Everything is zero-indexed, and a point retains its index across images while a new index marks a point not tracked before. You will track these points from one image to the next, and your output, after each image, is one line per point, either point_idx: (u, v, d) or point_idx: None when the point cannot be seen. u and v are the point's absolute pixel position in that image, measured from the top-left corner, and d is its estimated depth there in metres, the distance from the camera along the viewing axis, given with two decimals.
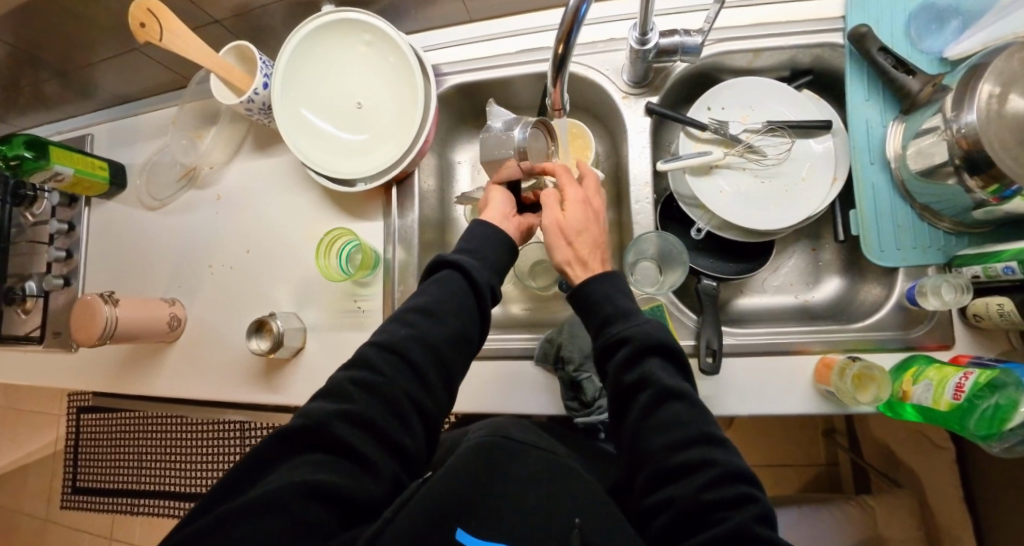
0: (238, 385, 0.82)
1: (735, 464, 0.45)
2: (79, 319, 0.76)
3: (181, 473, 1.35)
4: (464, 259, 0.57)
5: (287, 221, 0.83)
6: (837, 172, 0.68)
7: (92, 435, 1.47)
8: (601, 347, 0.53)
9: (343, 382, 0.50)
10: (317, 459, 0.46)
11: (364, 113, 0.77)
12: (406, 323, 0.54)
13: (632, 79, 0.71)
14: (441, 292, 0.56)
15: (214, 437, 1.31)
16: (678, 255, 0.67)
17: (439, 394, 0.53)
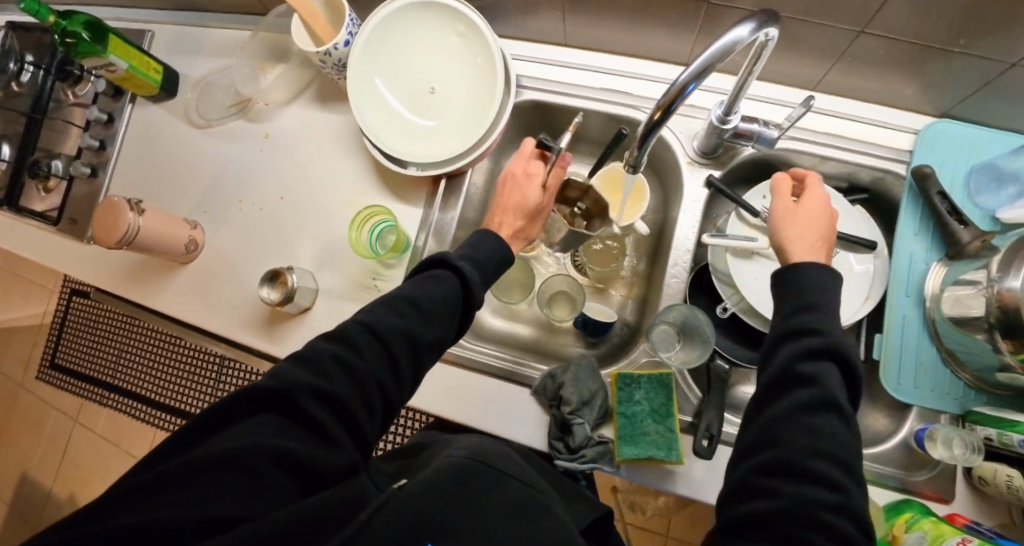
0: (239, 324, 0.83)
1: (859, 508, 0.40)
2: (99, 221, 0.77)
3: (149, 379, 1.39)
4: (466, 268, 0.59)
5: (327, 181, 0.82)
6: (870, 293, 0.69)
7: (76, 322, 1.52)
8: (778, 333, 0.49)
9: (327, 350, 0.49)
10: (277, 422, 0.44)
11: (434, 100, 0.77)
12: (396, 312, 0.54)
13: (701, 149, 0.73)
14: (433, 289, 0.56)
15: (190, 353, 1.35)
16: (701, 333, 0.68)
17: (404, 376, 0.53)
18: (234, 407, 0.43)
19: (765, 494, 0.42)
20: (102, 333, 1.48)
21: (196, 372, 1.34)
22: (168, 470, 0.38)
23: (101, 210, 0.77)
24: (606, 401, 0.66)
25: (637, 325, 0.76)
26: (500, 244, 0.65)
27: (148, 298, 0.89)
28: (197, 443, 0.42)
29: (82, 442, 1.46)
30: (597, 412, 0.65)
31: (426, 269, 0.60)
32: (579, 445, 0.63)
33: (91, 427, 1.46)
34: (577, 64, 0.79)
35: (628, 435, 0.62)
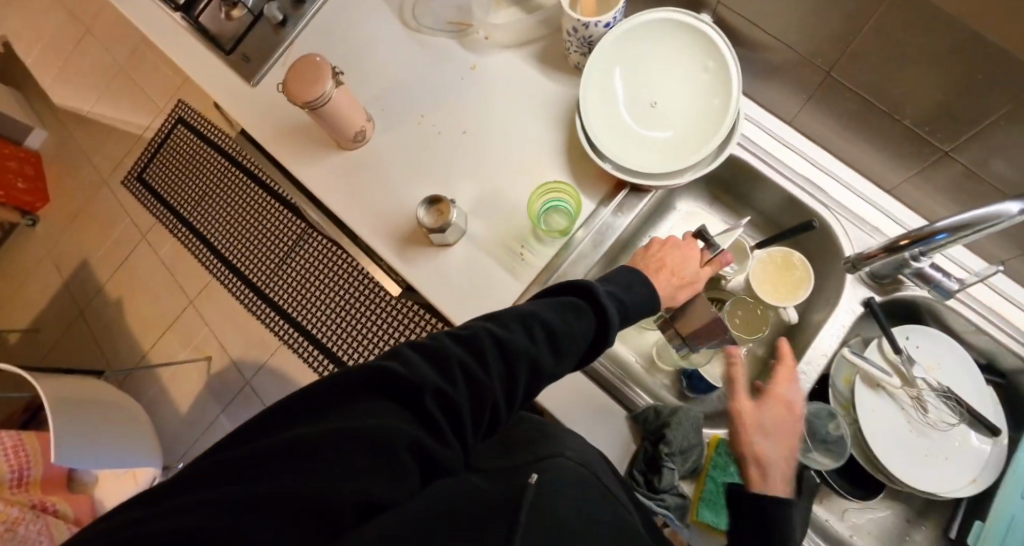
0: (377, 230, 0.85)
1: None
2: (296, 75, 0.78)
3: (238, 229, 1.70)
4: (609, 306, 0.58)
5: (514, 136, 0.83)
6: (978, 476, 0.71)
7: (177, 144, 1.84)
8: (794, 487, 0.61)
9: (453, 354, 0.47)
10: (393, 409, 0.42)
11: (651, 114, 0.77)
12: (530, 333, 0.52)
13: (874, 271, 0.73)
14: (570, 320, 0.55)
15: (281, 222, 1.65)
16: (830, 449, 0.67)
17: (518, 396, 0.50)
18: (354, 389, 0.42)
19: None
20: (208, 178, 1.78)
21: (281, 238, 1.64)
22: (286, 447, 0.37)
23: (301, 64, 0.78)
24: (699, 459, 0.67)
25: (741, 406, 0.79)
26: (650, 295, 0.64)
27: (300, 166, 0.92)
28: (312, 419, 0.40)
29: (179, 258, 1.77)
30: (689, 465, 0.67)
31: (559, 294, 0.58)
32: (661, 486, 0.64)
33: (156, 249, 1.80)
34: (790, 144, 0.82)
35: (711, 501, 0.65)
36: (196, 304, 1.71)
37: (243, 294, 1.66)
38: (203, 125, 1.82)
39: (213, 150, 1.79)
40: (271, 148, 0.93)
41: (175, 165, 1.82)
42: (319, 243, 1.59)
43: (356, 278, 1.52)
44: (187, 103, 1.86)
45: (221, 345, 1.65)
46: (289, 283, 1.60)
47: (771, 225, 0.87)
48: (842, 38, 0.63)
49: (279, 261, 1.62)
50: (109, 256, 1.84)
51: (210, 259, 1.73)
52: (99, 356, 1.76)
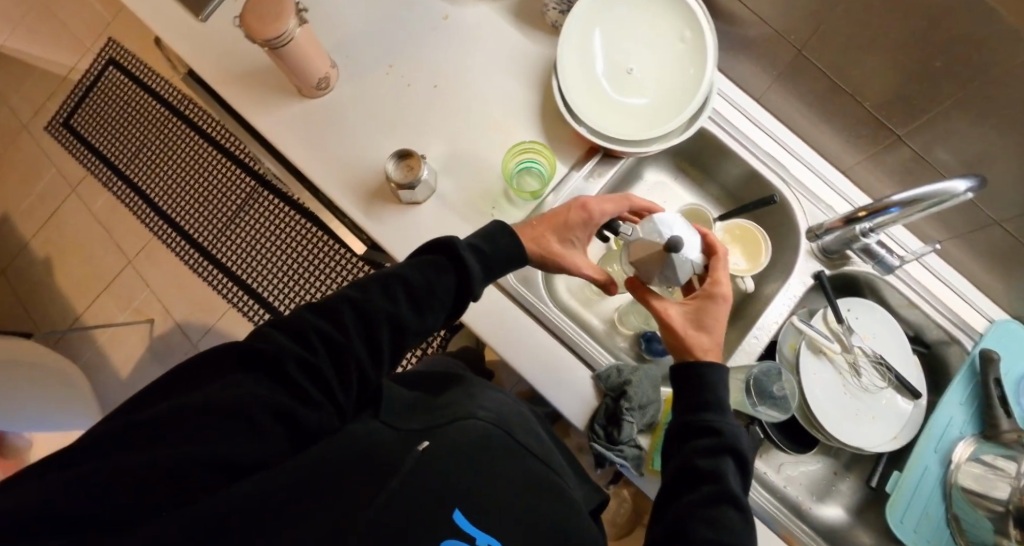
0: (340, 184, 0.82)
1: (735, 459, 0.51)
2: (253, 9, 0.73)
3: (181, 183, 1.59)
4: (468, 259, 0.59)
5: (487, 92, 0.81)
6: (898, 434, 0.78)
7: (110, 87, 1.69)
8: (679, 379, 0.58)
9: (309, 321, 0.51)
10: (257, 381, 0.45)
11: (626, 79, 0.77)
12: (389, 295, 0.56)
13: (824, 244, 0.77)
14: (430, 277, 0.58)
15: (229, 177, 1.56)
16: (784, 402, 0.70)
17: (383, 360, 0.54)
18: (218, 359, 0.45)
19: (705, 462, 0.51)
20: (145, 127, 1.64)
21: (229, 195, 1.55)
22: (153, 419, 0.38)
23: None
24: (656, 414, 0.69)
25: None
26: (516, 241, 0.62)
27: (258, 113, 0.88)
28: (183, 390, 0.43)
29: (115, 213, 1.65)
30: (647, 419, 0.68)
31: (425, 255, 0.60)
32: (622, 439, 0.65)
33: (88, 203, 1.66)
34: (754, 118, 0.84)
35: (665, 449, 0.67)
36: (136, 264, 1.61)
37: (186, 252, 1.56)
38: (141, 70, 1.68)
39: (154, 98, 1.65)
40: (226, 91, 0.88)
41: (110, 113, 1.67)
42: (272, 203, 1.51)
43: (310, 240, 1.46)
44: (121, 42, 1.70)
45: (166, 308, 1.57)
46: (237, 244, 1.52)
47: (733, 198, 0.90)
48: (813, 17, 0.65)
49: (227, 221, 1.53)
50: (34, 210, 1.69)
51: (148, 214, 1.61)
52: (25, 318, 1.63)
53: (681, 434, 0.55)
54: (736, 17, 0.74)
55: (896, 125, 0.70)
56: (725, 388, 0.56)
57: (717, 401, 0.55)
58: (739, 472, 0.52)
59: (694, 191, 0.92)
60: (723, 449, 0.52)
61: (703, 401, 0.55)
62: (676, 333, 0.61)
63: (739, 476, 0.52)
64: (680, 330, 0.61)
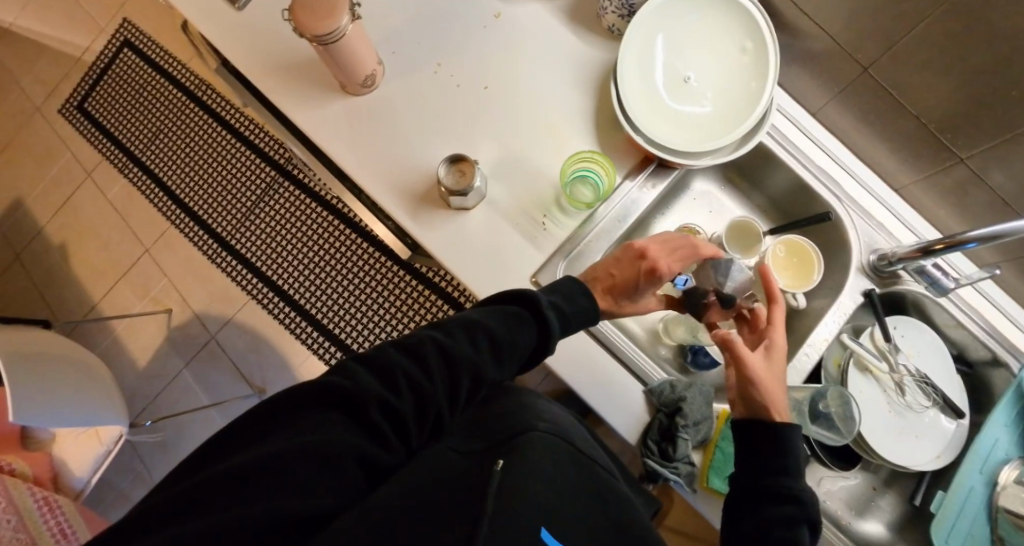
0: (387, 188, 0.80)
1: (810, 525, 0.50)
2: (304, 2, 0.70)
3: (200, 171, 1.56)
4: (549, 314, 0.58)
5: (539, 96, 0.80)
6: (942, 453, 0.78)
7: (127, 70, 1.65)
8: (758, 435, 0.56)
9: (396, 363, 0.48)
10: (335, 421, 0.43)
11: (684, 88, 0.76)
12: (473, 341, 0.54)
13: (876, 262, 0.77)
14: (511, 328, 0.56)
15: (250, 167, 1.54)
16: (843, 427, 0.69)
17: (460, 399, 0.51)
18: (293, 399, 0.43)
19: (783, 529, 0.50)
20: (163, 112, 1.61)
21: (250, 185, 1.53)
22: (227, 478, 0.36)
23: None
24: (708, 431, 0.68)
25: None
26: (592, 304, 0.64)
27: (301, 109, 0.85)
28: (256, 438, 0.41)
29: (131, 201, 1.62)
30: (699, 437, 0.67)
31: (502, 304, 0.59)
32: (679, 457, 0.65)
33: (103, 190, 1.63)
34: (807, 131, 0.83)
35: (720, 467, 0.66)
36: (152, 253, 1.58)
37: (206, 242, 1.54)
38: (159, 55, 1.64)
39: (172, 83, 1.62)
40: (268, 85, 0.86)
41: (127, 98, 1.64)
42: (295, 195, 1.49)
43: (334, 236, 1.45)
44: (137, 24, 1.66)
45: (184, 299, 1.55)
46: (258, 236, 1.50)
47: (779, 209, 0.89)
48: (888, 35, 0.64)
49: (247, 213, 1.52)
50: (48, 194, 1.66)
51: (166, 202, 1.58)
52: (40, 305, 1.61)
53: (756, 492, 0.53)
54: (802, 29, 0.73)
55: (959, 148, 0.69)
56: (803, 452, 0.55)
57: (797, 467, 0.53)
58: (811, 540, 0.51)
59: (740, 201, 0.91)
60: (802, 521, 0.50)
61: (784, 467, 0.53)
62: (749, 369, 0.59)
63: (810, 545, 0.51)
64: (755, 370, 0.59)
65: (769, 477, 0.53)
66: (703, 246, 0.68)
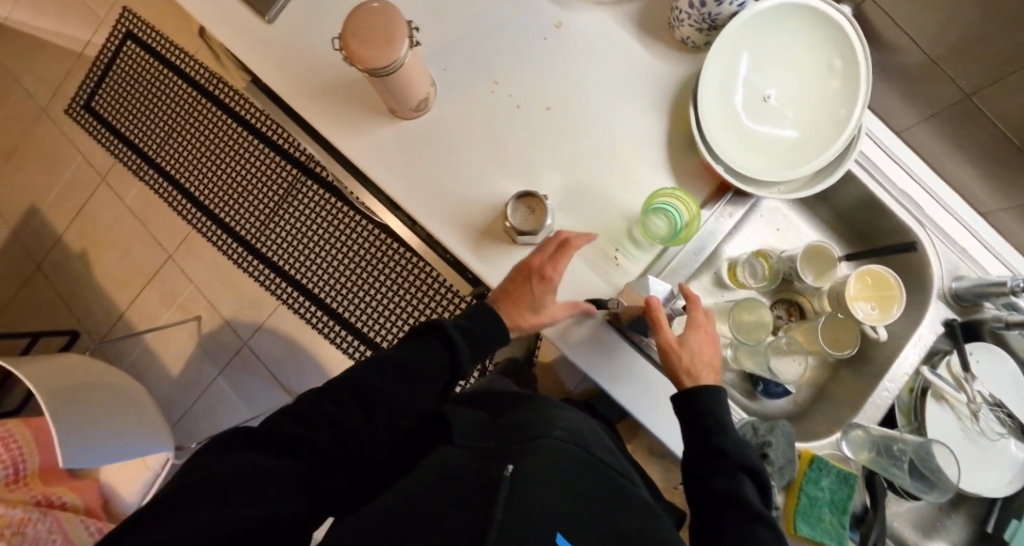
0: (444, 221, 0.75)
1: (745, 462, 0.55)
2: (357, 29, 0.64)
3: (218, 171, 1.50)
4: (455, 338, 0.65)
5: (605, 117, 0.75)
6: (1014, 478, 0.75)
7: (133, 66, 1.57)
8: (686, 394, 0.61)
9: (313, 406, 0.58)
10: (259, 457, 0.52)
11: (766, 108, 0.72)
12: (382, 374, 0.61)
13: (957, 292, 0.76)
14: (424, 355, 0.64)
15: (270, 164, 1.47)
16: (933, 479, 0.64)
17: (377, 423, 0.59)
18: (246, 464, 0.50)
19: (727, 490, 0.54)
20: (173, 109, 1.53)
21: (270, 184, 1.46)
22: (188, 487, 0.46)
23: (364, 16, 0.64)
24: (793, 474, 0.66)
25: (808, 414, 0.81)
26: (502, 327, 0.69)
27: (344, 132, 0.80)
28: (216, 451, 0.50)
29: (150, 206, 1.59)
30: (783, 480, 0.66)
31: (418, 334, 0.67)
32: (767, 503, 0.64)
33: (122, 197, 1.61)
34: (890, 149, 0.80)
35: (807, 513, 0.65)
36: (177, 258, 1.56)
37: (229, 246, 1.50)
38: (164, 46, 1.56)
39: (181, 78, 1.53)
40: (311, 109, 0.82)
41: (134, 94, 1.56)
42: (318, 194, 1.43)
43: (362, 238, 1.40)
44: (143, 17, 1.58)
45: (211, 305, 1.52)
46: (281, 238, 1.45)
47: (848, 226, 0.85)
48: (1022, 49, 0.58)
49: (269, 214, 1.46)
50: (66, 201, 1.64)
51: (184, 206, 1.53)
52: (65, 315, 1.60)
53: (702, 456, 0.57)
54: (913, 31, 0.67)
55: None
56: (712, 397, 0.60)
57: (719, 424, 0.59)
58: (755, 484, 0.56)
59: (805, 216, 0.87)
60: (740, 477, 0.55)
61: (709, 431, 0.58)
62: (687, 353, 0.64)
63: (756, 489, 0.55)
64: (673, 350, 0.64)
65: (704, 451, 0.57)
66: (570, 239, 0.67)
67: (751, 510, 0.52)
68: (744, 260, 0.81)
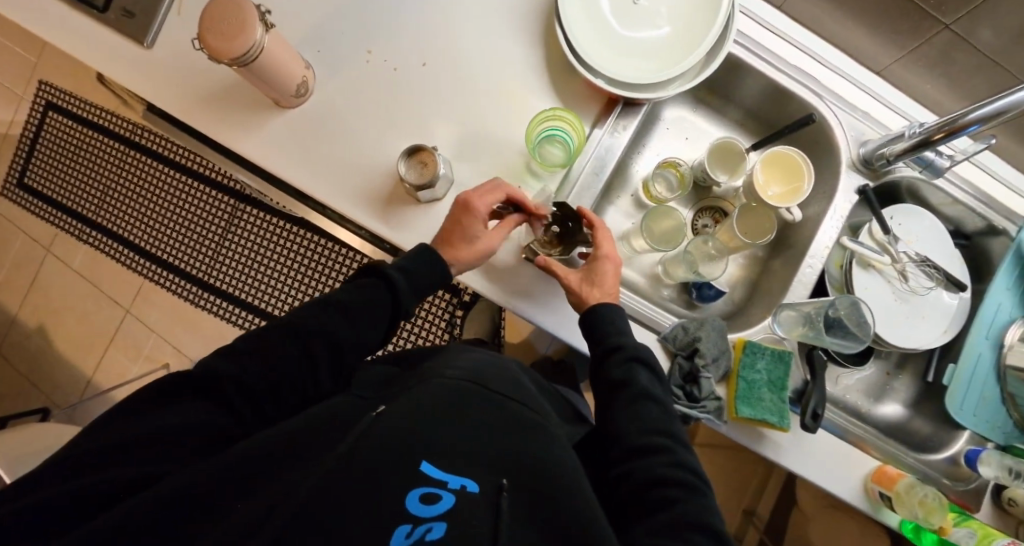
0: (348, 196, 0.75)
1: (635, 351, 0.64)
2: (212, 20, 0.63)
3: (154, 216, 1.49)
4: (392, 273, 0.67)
5: (483, 60, 0.75)
6: (948, 327, 0.78)
7: (51, 134, 1.56)
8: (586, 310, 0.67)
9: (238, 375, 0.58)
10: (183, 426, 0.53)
11: (636, 11, 0.72)
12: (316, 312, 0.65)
13: (865, 156, 0.76)
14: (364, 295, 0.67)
15: (204, 198, 1.46)
16: (858, 332, 0.70)
17: (314, 377, 0.63)
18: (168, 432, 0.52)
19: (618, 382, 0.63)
20: (99, 166, 1.52)
21: (209, 218, 1.45)
22: None
23: (218, 6, 0.63)
24: (728, 362, 0.69)
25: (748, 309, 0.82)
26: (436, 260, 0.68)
27: (233, 133, 0.80)
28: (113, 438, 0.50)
29: (98, 266, 1.58)
30: (720, 370, 0.68)
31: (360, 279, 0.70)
32: (703, 395, 0.67)
33: (69, 264, 1.60)
34: (775, 28, 0.79)
35: (746, 396, 0.67)
36: (135, 312, 1.55)
37: (182, 288, 1.48)
38: (82, 108, 1.55)
39: (99, 135, 1.52)
40: (198, 117, 0.81)
41: (59, 161, 1.55)
42: (258, 217, 1.43)
43: (310, 250, 1.39)
44: (52, 85, 1.57)
45: (178, 350, 1.52)
46: (230, 268, 1.44)
47: (752, 119, 0.86)
48: None
49: (214, 247, 1.45)
50: (14, 282, 1.63)
51: (129, 259, 1.52)
52: (33, 393, 1.58)
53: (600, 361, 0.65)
54: None
55: (945, 16, 0.72)
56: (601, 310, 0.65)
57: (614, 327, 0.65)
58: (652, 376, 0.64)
59: (713, 119, 0.87)
60: (634, 367, 0.63)
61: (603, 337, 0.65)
62: (592, 279, 0.68)
63: (652, 378, 0.63)
64: (576, 288, 0.67)
65: (601, 353, 0.65)
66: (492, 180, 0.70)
67: (637, 390, 0.61)
68: (653, 174, 0.81)
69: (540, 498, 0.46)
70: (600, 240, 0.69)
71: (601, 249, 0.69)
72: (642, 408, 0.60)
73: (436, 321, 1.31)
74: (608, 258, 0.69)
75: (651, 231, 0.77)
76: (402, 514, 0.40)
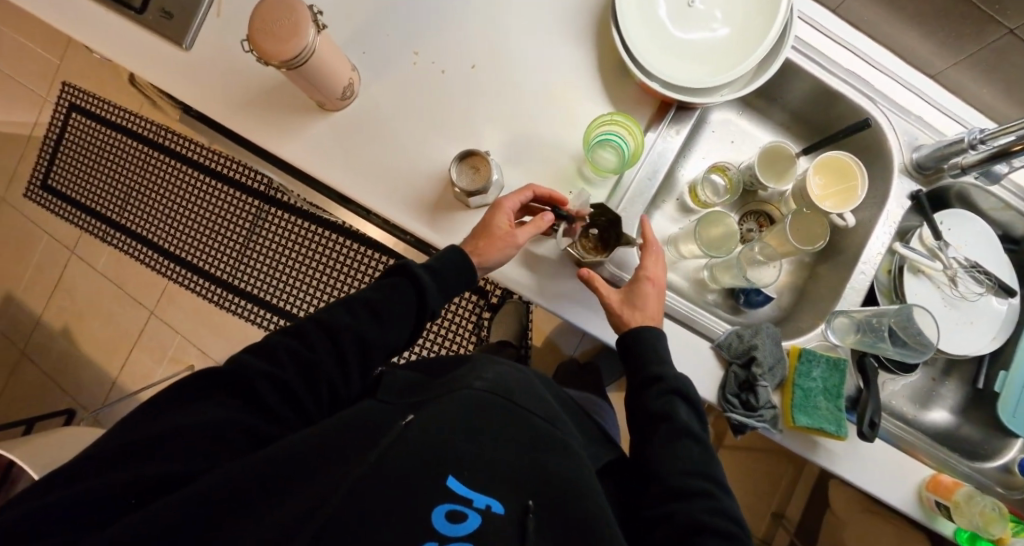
0: (395, 200, 0.74)
1: (679, 384, 0.63)
2: (263, 22, 0.62)
3: (178, 218, 1.48)
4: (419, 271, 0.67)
5: (533, 63, 0.74)
6: (997, 333, 0.77)
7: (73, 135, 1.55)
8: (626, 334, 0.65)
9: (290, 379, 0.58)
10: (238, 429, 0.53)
11: (690, 15, 0.71)
12: (352, 314, 0.65)
13: (918, 161, 0.75)
14: (391, 296, 0.67)
15: (229, 200, 1.45)
16: (915, 343, 0.67)
17: (351, 378, 0.63)
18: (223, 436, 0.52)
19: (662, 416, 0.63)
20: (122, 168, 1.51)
21: (235, 219, 1.45)
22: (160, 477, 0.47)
23: (267, 9, 0.62)
24: (783, 372, 0.68)
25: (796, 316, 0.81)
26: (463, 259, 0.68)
27: (276, 136, 0.79)
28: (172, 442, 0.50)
29: (120, 266, 1.58)
30: (776, 378, 0.67)
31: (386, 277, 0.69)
32: (761, 405, 0.65)
33: (92, 265, 1.59)
34: (828, 31, 0.78)
35: (803, 405, 0.66)
36: (158, 313, 1.55)
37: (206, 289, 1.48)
38: (104, 109, 1.54)
39: (123, 136, 1.51)
40: (239, 120, 0.80)
41: (81, 162, 1.54)
42: (284, 219, 1.42)
43: (337, 253, 1.38)
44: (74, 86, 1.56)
45: (201, 351, 1.52)
46: (255, 270, 1.43)
47: (800, 122, 0.84)
48: None
49: (239, 249, 1.44)
50: (36, 282, 1.63)
51: (153, 261, 1.51)
52: (57, 393, 1.58)
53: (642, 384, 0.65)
54: None
55: (1009, 20, 0.71)
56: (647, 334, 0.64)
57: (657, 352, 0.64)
58: (689, 403, 0.64)
59: (760, 122, 0.86)
60: (675, 401, 0.63)
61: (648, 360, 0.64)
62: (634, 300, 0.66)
63: (689, 407, 0.64)
64: (616, 309, 0.65)
65: (643, 381, 0.64)
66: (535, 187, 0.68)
67: (678, 427, 0.62)
68: (701, 179, 0.80)
69: (562, 511, 0.49)
70: (645, 262, 0.67)
71: (648, 269, 0.67)
72: (681, 448, 0.62)
73: (464, 324, 1.30)
74: (654, 279, 0.66)
75: (700, 237, 0.75)
76: (429, 529, 0.43)
